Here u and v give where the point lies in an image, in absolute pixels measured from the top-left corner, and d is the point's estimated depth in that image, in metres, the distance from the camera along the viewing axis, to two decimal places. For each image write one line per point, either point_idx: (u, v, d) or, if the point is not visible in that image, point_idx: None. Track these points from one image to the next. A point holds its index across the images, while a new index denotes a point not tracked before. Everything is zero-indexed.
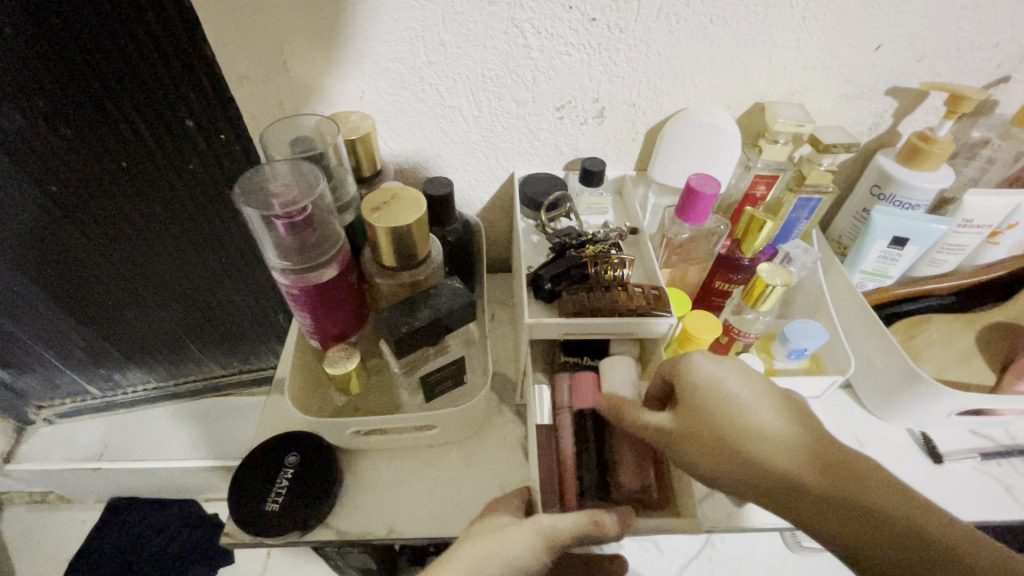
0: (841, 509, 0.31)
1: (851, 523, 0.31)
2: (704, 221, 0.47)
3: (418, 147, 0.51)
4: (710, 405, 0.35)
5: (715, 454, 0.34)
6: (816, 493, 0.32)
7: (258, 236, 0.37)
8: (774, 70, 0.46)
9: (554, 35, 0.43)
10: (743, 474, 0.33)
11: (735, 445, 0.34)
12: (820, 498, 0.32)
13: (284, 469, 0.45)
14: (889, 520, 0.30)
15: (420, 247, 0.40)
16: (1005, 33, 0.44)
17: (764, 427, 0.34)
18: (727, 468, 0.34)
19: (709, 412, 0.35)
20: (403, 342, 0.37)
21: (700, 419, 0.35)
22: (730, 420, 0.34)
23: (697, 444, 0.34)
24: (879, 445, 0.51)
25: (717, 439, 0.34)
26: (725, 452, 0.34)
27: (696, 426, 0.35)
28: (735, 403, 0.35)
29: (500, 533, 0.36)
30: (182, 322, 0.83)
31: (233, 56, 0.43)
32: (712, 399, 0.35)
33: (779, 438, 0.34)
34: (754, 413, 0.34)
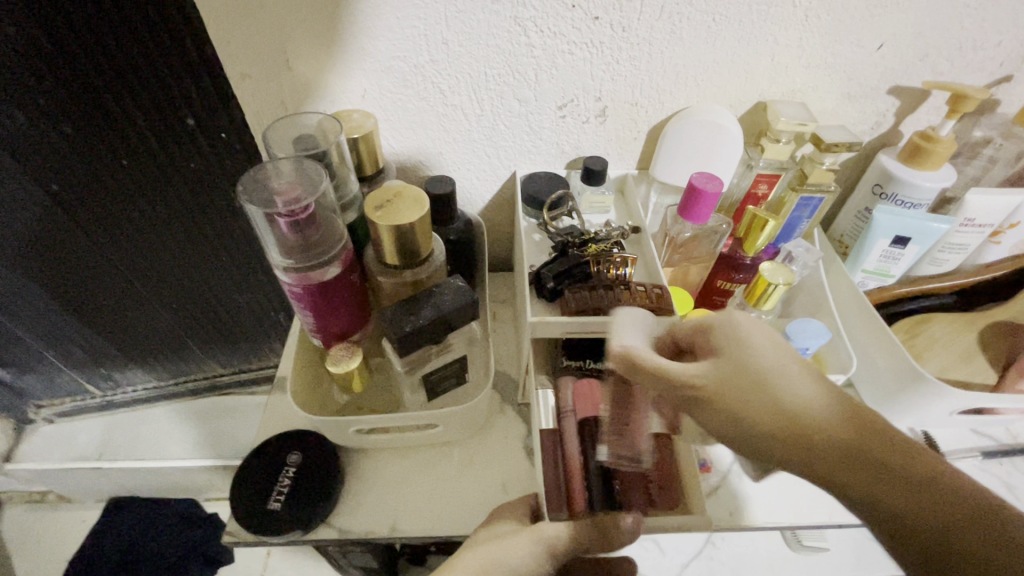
0: (891, 480, 0.25)
1: (916, 498, 0.24)
2: (706, 220, 0.47)
3: (421, 146, 0.51)
4: (747, 355, 0.29)
5: (756, 412, 0.27)
6: (875, 465, 0.25)
7: (261, 234, 0.37)
8: (776, 69, 0.46)
9: (556, 33, 0.43)
10: (789, 440, 0.27)
11: (778, 402, 0.27)
12: (863, 466, 0.25)
13: (287, 468, 0.45)
14: (957, 493, 0.24)
15: (423, 245, 0.40)
16: (1007, 33, 0.44)
17: (809, 389, 0.28)
18: (770, 430, 0.27)
19: (745, 362, 0.29)
20: (407, 342, 0.37)
21: (737, 371, 0.28)
22: (769, 372, 0.28)
23: (734, 400, 0.28)
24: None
25: (757, 393, 0.28)
26: (765, 410, 0.27)
27: (732, 378, 0.28)
28: (775, 353, 0.29)
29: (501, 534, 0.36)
30: (183, 321, 0.83)
31: (235, 54, 0.43)
32: (748, 348, 0.29)
33: (829, 401, 0.27)
34: (798, 369, 0.28)
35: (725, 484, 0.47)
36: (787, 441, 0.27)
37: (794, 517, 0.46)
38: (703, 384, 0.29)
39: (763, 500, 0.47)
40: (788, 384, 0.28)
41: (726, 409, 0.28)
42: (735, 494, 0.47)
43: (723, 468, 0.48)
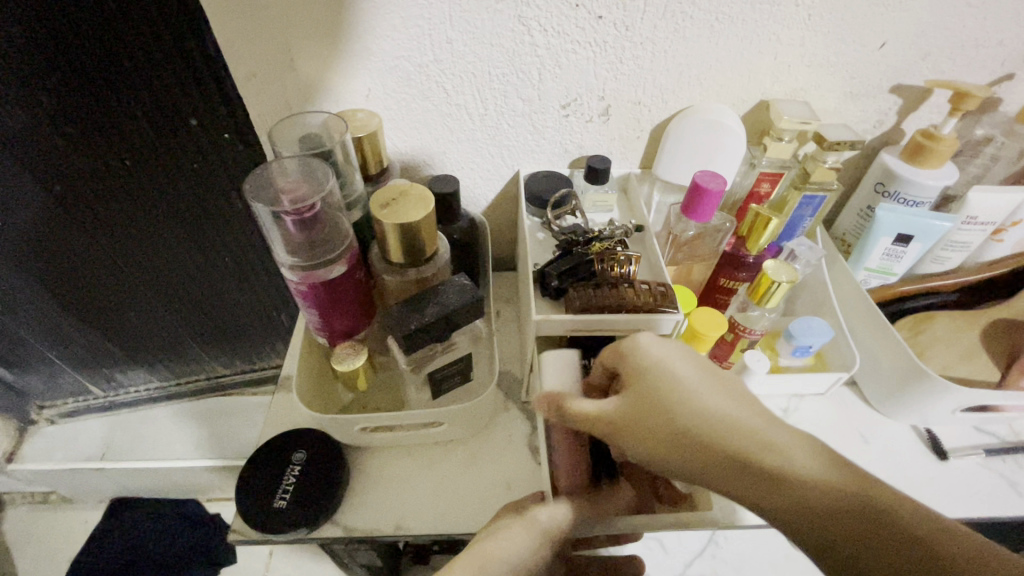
0: (781, 488, 0.30)
1: (795, 498, 0.30)
2: (709, 218, 0.47)
3: (424, 145, 0.51)
4: (651, 389, 0.34)
5: (662, 441, 0.33)
6: (761, 472, 0.31)
7: (267, 232, 0.37)
8: (779, 68, 0.47)
9: (560, 33, 0.43)
10: (692, 462, 0.32)
11: (684, 425, 0.32)
12: (754, 476, 0.31)
13: (292, 466, 0.45)
14: (839, 494, 0.30)
15: (428, 244, 0.40)
16: (1009, 31, 0.45)
17: (715, 406, 0.33)
18: (675, 454, 0.32)
19: (650, 396, 0.34)
20: (412, 339, 0.37)
21: (642, 403, 0.34)
22: (672, 403, 0.33)
23: (643, 431, 0.33)
24: (884, 442, 0.51)
25: (660, 423, 0.33)
26: (669, 439, 0.32)
27: (639, 412, 0.33)
28: (676, 382, 0.34)
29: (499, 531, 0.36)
30: (185, 321, 0.83)
31: (240, 54, 0.43)
32: (653, 380, 0.34)
33: (729, 418, 0.33)
34: (696, 395, 0.33)
35: None
36: (689, 463, 0.32)
37: None
38: (616, 421, 0.34)
39: None
40: (687, 409, 0.33)
41: (638, 441, 0.33)
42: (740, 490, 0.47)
43: None
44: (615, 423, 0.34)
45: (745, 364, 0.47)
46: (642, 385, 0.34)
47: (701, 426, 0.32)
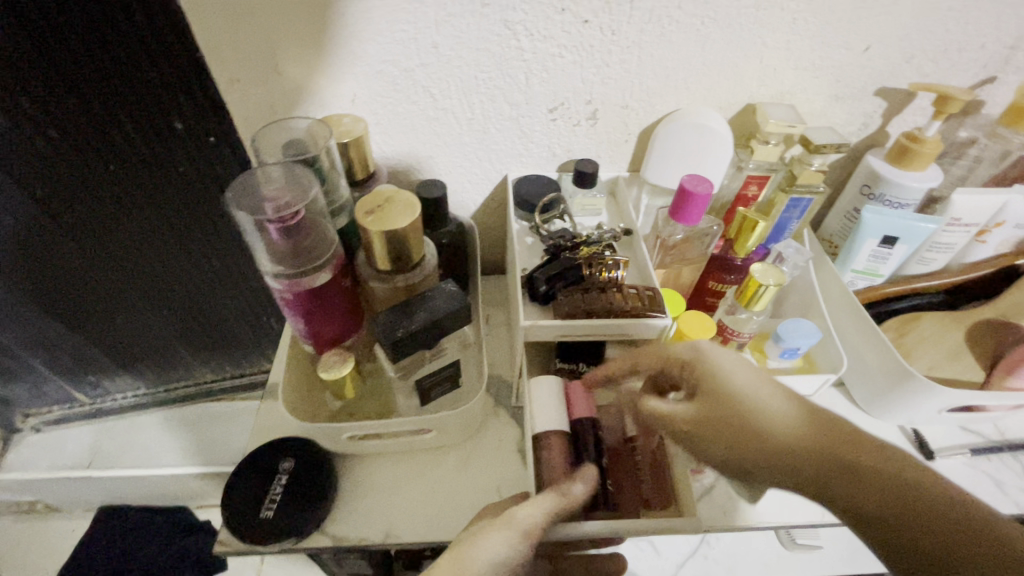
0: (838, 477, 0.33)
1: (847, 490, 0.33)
2: (697, 221, 0.47)
3: (411, 149, 0.51)
4: (720, 396, 0.36)
5: (741, 443, 0.35)
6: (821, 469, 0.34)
7: (250, 240, 0.37)
8: (765, 71, 0.47)
9: (546, 37, 0.43)
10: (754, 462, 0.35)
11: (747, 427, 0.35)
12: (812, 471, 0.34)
13: (279, 475, 0.45)
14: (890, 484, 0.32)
15: (415, 250, 0.40)
16: (991, 35, 0.45)
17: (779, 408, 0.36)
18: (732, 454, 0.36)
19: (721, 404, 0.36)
20: (399, 346, 0.37)
21: (711, 410, 0.36)
22: (744, 412, 0.35)
23: (714, 432, 0.36)
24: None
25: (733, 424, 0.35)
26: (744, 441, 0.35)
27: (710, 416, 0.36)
28: (747, 391, 0.36)
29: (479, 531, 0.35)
30: (173, 327, 0.82)
31: (223, 58, 0.42)
32: (722, 388, 0.36)
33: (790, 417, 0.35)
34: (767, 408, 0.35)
35: (721, 483, 0.47)
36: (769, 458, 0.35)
37: (788, 516, 0.46)
38: (687, 422, 0.37)
39: (759, 499, 0.47)
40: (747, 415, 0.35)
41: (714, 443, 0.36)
42: (730, 494, 0.47)
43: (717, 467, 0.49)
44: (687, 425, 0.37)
45: None
46: (711, 390, 0.36)
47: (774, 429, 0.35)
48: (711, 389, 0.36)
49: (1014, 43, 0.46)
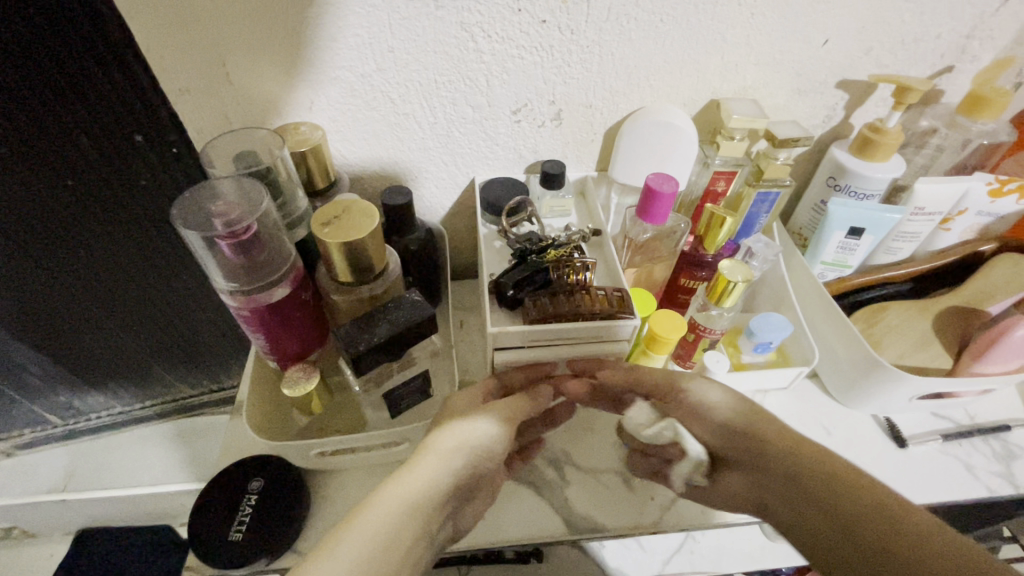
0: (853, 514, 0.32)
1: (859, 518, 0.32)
2: (665, 219, 0.47)
3: (375, 155, 0.50)
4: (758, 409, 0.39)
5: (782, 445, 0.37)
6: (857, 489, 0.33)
7: (201, 258, 0.35)
8: (727, 67, 0.47)
9: (504, 38, 0.43)
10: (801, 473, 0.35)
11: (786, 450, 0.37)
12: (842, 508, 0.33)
13: (248, 495, 0.44)
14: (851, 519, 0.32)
15: (377, 260, 0.39)
16: (946, 24, 0.45)
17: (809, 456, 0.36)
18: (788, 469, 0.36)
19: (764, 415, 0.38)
20: (362, 361, 0.36)
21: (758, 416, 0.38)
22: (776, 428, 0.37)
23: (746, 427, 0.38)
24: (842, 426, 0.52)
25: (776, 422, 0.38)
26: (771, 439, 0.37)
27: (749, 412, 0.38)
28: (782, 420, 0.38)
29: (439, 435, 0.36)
30: (145, 343, 0.80)
31: (172, 68, 0.41)
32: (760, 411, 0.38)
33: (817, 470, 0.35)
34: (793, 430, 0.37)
35: None
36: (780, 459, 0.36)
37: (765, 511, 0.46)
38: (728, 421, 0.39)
39: None
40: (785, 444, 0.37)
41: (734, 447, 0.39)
42: None
43: None
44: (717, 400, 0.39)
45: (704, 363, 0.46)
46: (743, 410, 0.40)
47: (781, 430, 0.37)
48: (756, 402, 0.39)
49: (969, 32, 0.46)
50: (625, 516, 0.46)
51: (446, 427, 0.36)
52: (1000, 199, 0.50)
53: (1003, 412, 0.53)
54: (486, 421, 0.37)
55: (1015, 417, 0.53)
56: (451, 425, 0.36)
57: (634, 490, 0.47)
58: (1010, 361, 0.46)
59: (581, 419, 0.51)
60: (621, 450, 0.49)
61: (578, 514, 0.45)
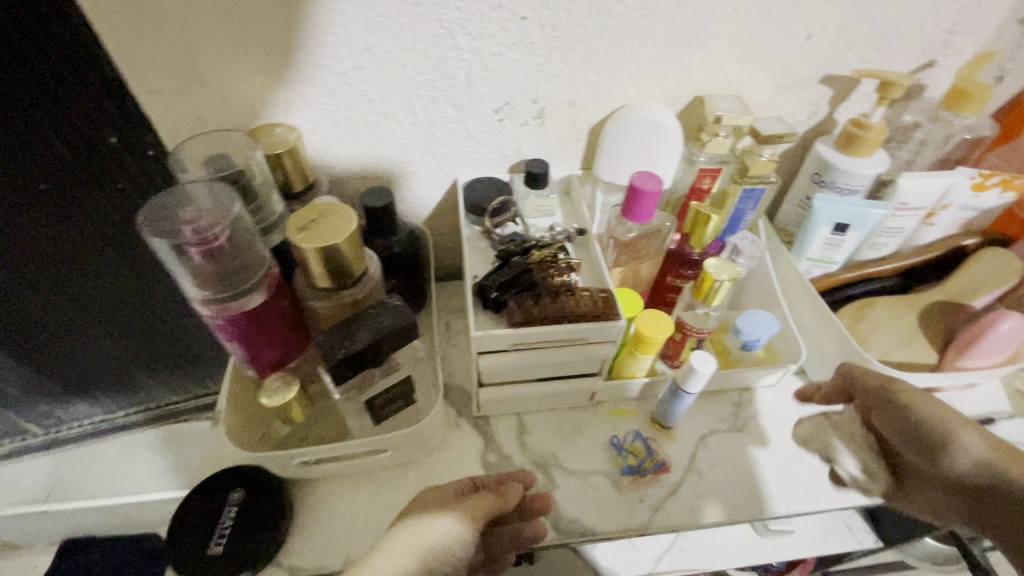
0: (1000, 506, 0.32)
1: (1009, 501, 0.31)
2: (649, 219, 0.46)
3: (355, 157, 0.48)
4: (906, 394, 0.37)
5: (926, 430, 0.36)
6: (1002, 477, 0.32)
7: (171, 267, 0.35)
8: (711, 63, 0.46)
9: (484, 36, 0.42)
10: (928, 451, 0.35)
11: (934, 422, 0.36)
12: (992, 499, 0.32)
13: (228, 507, 0.43)
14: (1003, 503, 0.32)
15: (356, 265, 0.38)
16: (929, 19, 0.45)
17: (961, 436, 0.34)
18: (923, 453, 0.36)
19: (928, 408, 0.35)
20: (342, 369, 0.35)
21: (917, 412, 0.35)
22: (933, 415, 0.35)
23: (915, 420, 0.35)
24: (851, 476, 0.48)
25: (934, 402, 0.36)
26: (926, 434, 0.35)
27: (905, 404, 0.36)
28: (937, 404, 0.36)
29: (418, 526, 0.36)
30: (129, 347, 0.75)
31: (141, 69, 0.40)
32: (901, 398, 0.37)
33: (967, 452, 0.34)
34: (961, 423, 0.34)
35: (687, 480, 0.47)
36: (953, 461, 0.33)
37: (753, 510, 0.46)
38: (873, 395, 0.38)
39: (724, 495, 0.47)
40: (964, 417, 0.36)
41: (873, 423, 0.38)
42: (696, 493, 0.47)
43: (681, 465, 0.48)
44: (886, 396, 0.37)
45: (690, 364, 0.43)
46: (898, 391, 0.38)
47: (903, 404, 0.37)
48: (896, 390, 0.37)
49: (951, 26, 0.46)
50: (614, 519, 0.45)
51: (417, 522, 0.36)
52: (983, 193, 0.50)
53: (988, 406, 0.53)
54: (456, 511, 0.37)
55: (999, 410, 0.53)
56: (425, 518, 0.36)
57: (622, 492, 0.46)
58: (993, 356, 0.46)
59: (570, 421, 0.50)
60: (609, 452, 0.48)
61: (565, 518, 0.45)
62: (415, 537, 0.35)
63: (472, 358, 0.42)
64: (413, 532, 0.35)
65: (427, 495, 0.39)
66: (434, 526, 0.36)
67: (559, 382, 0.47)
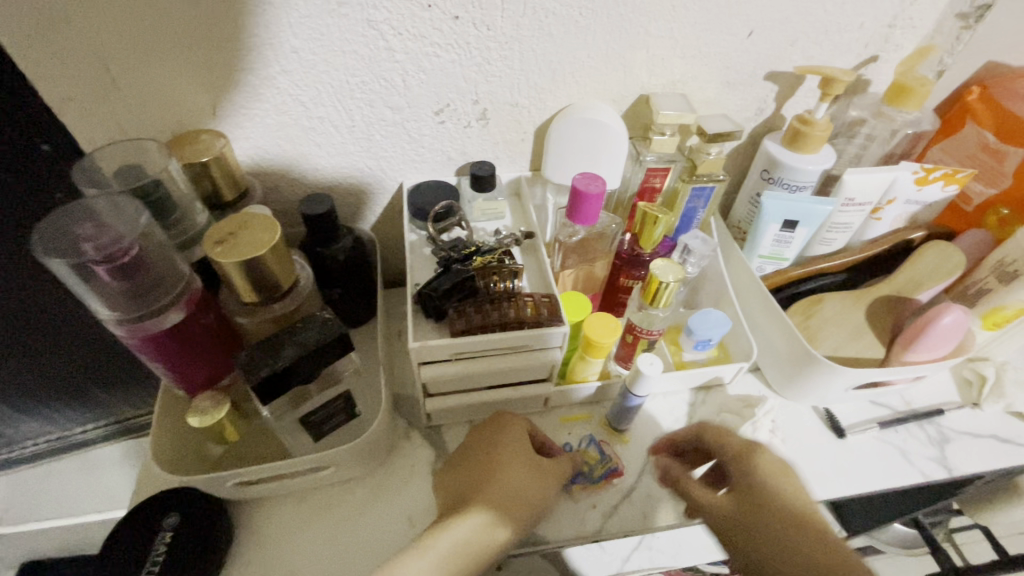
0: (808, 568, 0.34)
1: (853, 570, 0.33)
2: (595, 220, 0.46)
3: (292, 163, 0.47)
4: (762, 490, 0.38)
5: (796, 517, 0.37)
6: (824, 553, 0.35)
7: (76, 288, 0.33)
8: (653, 61, 0.45)
9: (417, 35, 0.40)
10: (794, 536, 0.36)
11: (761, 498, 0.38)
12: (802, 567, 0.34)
13: (163, 532, 0.41)
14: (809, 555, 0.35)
15: (283, 276, 0.36)
16: (867, 14, 0.45)
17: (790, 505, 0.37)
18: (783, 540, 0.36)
19: (767, 517, 0.37)
20: (268, 387, 0.34)
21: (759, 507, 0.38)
22: (782, 490, 0.38)
23: (724, 509, 0.39)
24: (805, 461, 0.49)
25: (797, 497, 0.38)
26: (757, 525, 0.37)
27: (746, 511, 0.38)
28: (771, 483, 0.39)
29: (518, 475, 0.42)
30: (56, 374, 0.65)
31: (48, 75, 0.37)
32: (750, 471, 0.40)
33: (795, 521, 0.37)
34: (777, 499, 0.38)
35: (641, 483, 0.47)
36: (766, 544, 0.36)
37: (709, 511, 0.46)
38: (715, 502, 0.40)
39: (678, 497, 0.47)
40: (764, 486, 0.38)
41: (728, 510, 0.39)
42: (650, 495, 0.47)
43: (635, 469, 0.48)
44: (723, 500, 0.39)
45: (637, 369, 0.43)
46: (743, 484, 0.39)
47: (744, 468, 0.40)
48: (746, 478, 0.39)
49: (890, 21, 0.46)
50: (568, 525, 0.45)
51: (516, 465, 0.42)
52: (926, 187, 0.51)
53: (936, 395, 0.54)
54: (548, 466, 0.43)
55: (947, 401, 0.54)
56: (522, 463, 0.42)
57: (575, 498, 0.46)
58: (938, 348, 0.46)
59: None
60: None
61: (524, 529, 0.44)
62: (479, 526, 0.39)
63: (415, 368, 0.41)
64: (484, 515, 0.39)
65: (494, 451, 0.42)
66: (534, 480, 0.42)
67: (507, 390, 0.45)
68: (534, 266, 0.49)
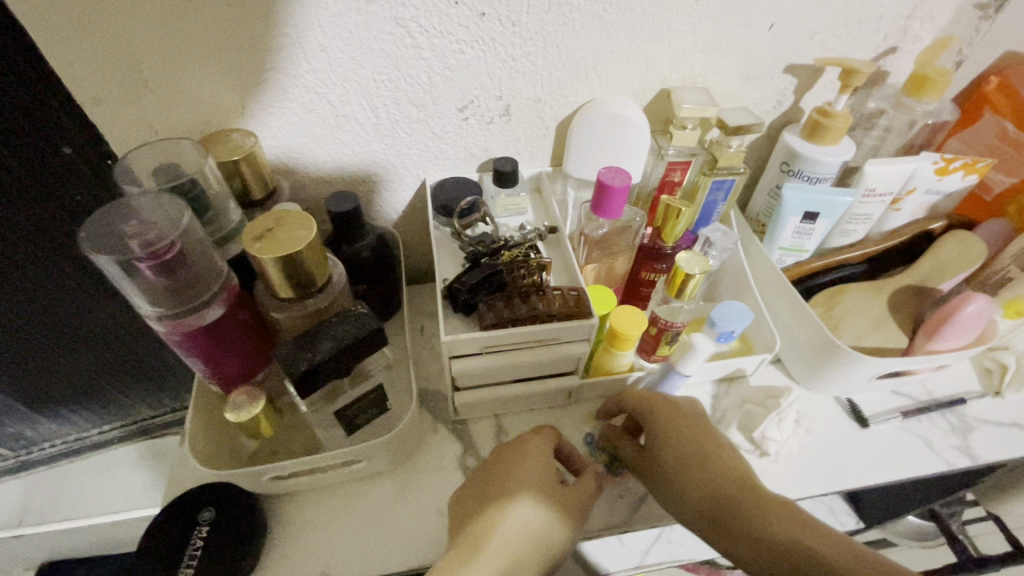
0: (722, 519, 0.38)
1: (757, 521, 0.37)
2: (620, 214, 0.46)
3: (317, 161, 0.47)
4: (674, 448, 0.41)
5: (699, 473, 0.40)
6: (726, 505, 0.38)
7: (122, 284, 0.33)
8: (675, 55, 0.46)
9: (444, 33, 0.41)
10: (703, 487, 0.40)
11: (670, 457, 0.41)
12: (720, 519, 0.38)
13: (199, 527, 0.41)
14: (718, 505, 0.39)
15: (318, 272, 0.37)
16: (888, 5, 0.45)
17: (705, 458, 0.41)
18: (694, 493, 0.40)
19: (683, 476, 0.40)
20: (307, 381, 0.34)
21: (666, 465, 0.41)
22: (693, 449, 0.41)
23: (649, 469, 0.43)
24: (829, 452, 0.49)
25: (684, 451, 0.41)
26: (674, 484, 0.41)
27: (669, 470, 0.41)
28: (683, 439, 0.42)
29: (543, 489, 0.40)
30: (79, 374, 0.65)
31: (82, 76, 0.38)
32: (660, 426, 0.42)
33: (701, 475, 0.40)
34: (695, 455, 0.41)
35: None
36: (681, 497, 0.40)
37: None
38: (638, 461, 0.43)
39: None
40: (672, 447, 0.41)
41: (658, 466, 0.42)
42: None
43: None
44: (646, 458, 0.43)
45: (692, 342, 0.43)
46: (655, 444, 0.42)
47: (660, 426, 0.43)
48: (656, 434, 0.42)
49: (910, 12, 0.46)
50: (597, 516, 0.45)
51: (536, 479, 0.40)
52: (946, 177, 0.51)
53: (957, 384, 0.55)
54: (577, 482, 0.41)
55: (968, 390, 0.54)
56: (542, 478, 0.40)
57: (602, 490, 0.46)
58: (962, 337, 0.47)
59: (547, 421, 0.50)
60: (586, 450, 0.48)
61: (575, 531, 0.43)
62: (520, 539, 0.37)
63: (444, 362, 0.41)
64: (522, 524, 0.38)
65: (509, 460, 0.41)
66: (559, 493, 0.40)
67: (535, 382, 0.46)
68: (557, 260, 0.50)
